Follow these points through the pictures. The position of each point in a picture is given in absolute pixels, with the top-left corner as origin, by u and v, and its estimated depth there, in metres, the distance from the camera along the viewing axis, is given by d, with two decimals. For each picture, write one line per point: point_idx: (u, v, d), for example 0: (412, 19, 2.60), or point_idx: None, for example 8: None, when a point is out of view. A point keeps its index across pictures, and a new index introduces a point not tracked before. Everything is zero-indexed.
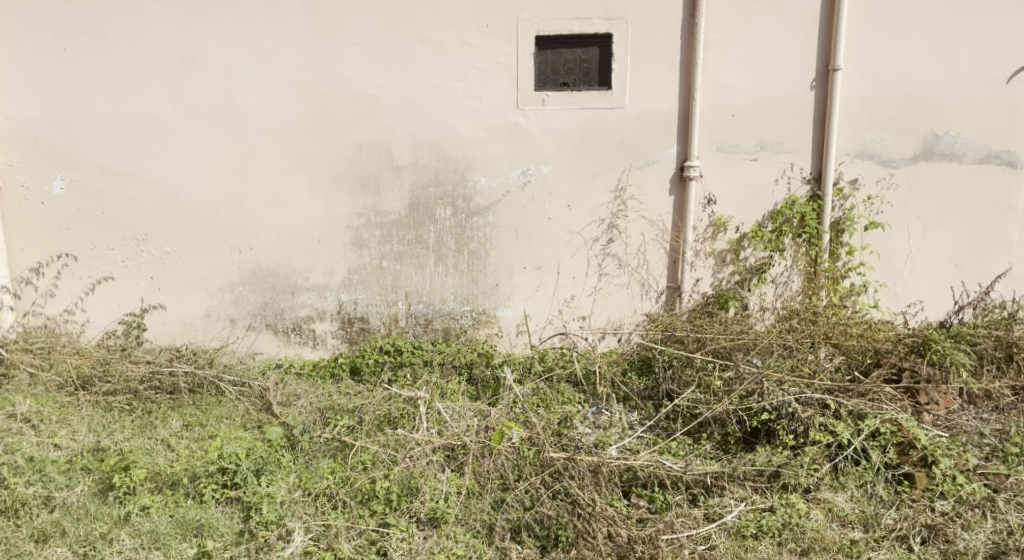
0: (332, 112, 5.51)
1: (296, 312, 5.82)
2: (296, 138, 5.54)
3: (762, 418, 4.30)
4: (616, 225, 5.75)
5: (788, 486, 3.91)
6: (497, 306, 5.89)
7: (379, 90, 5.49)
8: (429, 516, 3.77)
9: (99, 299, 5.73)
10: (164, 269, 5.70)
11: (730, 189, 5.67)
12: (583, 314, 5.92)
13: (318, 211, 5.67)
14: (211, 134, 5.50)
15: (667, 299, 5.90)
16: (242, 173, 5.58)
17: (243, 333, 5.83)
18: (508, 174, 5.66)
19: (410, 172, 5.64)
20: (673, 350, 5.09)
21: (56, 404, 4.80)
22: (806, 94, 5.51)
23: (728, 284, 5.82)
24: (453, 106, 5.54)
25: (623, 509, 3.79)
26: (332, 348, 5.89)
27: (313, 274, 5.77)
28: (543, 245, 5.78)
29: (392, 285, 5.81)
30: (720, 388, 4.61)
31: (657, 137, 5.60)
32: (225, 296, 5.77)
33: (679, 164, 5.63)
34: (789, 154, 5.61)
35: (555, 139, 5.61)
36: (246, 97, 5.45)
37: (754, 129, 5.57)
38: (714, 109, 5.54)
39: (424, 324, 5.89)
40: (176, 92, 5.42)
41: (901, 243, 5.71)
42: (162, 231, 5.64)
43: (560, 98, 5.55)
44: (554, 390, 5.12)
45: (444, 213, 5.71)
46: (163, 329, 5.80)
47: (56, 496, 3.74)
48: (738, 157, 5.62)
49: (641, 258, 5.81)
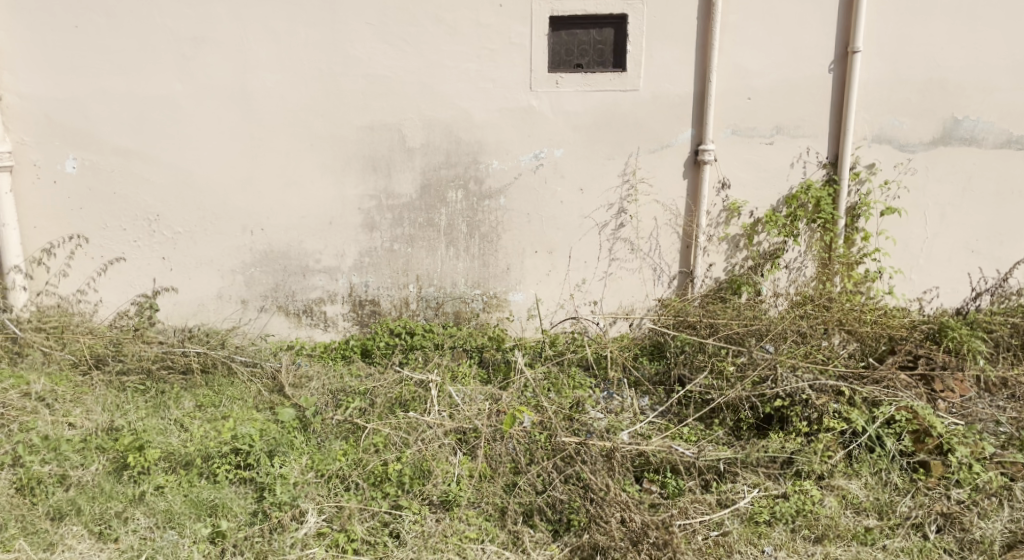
0: (344, 93, 5.47)
1: (308, 294, 5.82)
2: (308, 119, 5.51)
3: (775, 405, 4.28)
4: (629, 209, 5.70)
5: (801, 472, 3.90)
6: (507, 290, 5.87)
7: (391, 71, 5.45)
8: (441, 499, 3.78)
9: (112, 279, 5.73)
10: (175, 250, 5.70)
11: (745, 173, 5.61)
12: (594, 299, 5.89)
13: (330, 193, 5.65)
14: (223, 114, 5.47)
15: (679, 284, 5.86)
16: (254, 154, 5.56)
17: (254, 314, 5.84)
18: (521, 157, 5.62)
19: (422, 154, 5.60)
20: (686, 335, 5.06)
21: (70, 383, 4.80)
22: (823, 77, 5.43)
23: (741, 270, 5.77)
24: (466, 88, 5.49)
25: (635, 494, 3.77)
26: (344, 330, 5.89)
27: (324, 256, 5.76)
28: (555, 228, 5.75)
29: (403, 268, 5.80)
30: (732, 374, 4.58)
31: (672, 120, 5.54)
32: (237, 277, 5.77)
33: (693, 148, 5.58)
34: (805, 138, 5.54)
35: (569, 122, 5.56)
36: (258, 78, 5.42)
37: (771, 112, 5.50)
38: (730, 92, 5.47)
39: (435, 308, 5.88)
40: (187, 72, 5.38)
41: (917, 229, 5.65)
42: (173, 212, 5.63)
43: (574, 80, 5.49)
44: (566, 375, 5.13)
45: (456, 196, 5.68)
46: (175, 309, 5.81)
47: (72, 474, 3.75)
48: (753, 141, 5.56)
49: (653, 242, 5.77)
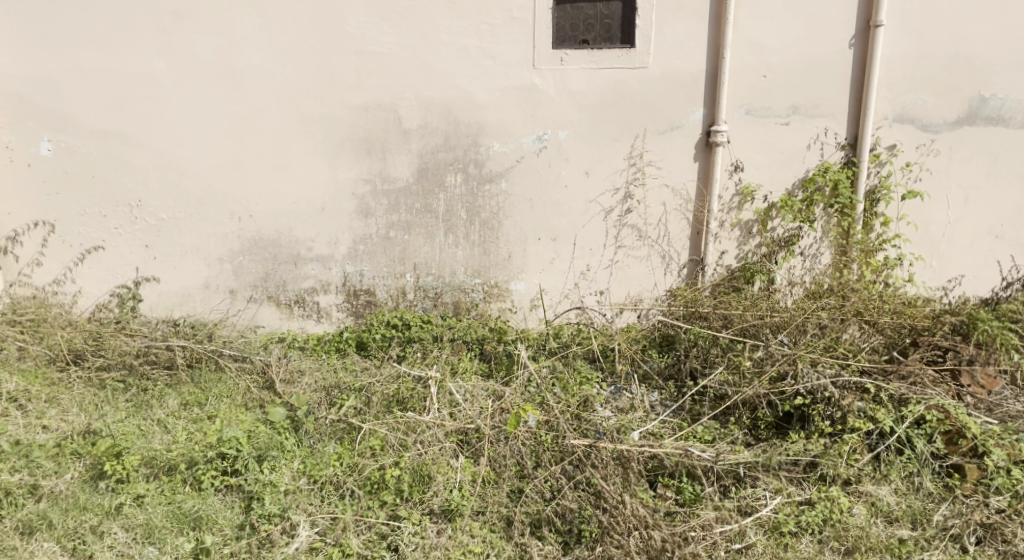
0: (335, 71, 5.16)
1: (299, 283, 5.54)
2: (298, 99, 5.20)
3: (795, 403, 4.05)
4: (637, 194, 5.43)
5: (826, 477, 3.65)
6: (509, 279, 5.60)
7: (385, 48, 5.13)
8: (443, 508, 3.53)
9: (91, 269, 5.42)
10: (159, 238, 5.39)
11: (759, 156, 5.34)
12: (600, 288, 5.64)
13: (321, 177, 5.36)
14: (207, 93, 5.16)
15: (689, 273, 5.61)
16: (241, 136, 5.25)
17: (243, 305, 5.56)
18: (523, 139, 5.33)
19: (418, 135, 5.30)
20: (699, 329, 4.83)
21: (46, 381, 4.49)
22: (844, 53, 5.13)
23: (754, 258, 5.51)
24: (465, 65, 5.18)
25: (650, 501, 3.55)
26: (337, 321, 5.63)
27: (317, 244, 5.48)
28: (559, 214, 5.47)
29: (400, 257, 5.53)
30: (749, 369, 4.34)
31: (683, 100, 5.25)
32: (225, 266, 5.48)
33: (705, 129, 5.29)
34: (823, 118, 5.26)
35: (574, 101, 5.26)
36: (245, 55, 5.10)
37: (787, 91, 5.21)
38: (744, 69, 5.18)
39: (433, 298, 5.62)
40: (168, 48, 5.06)
41: (940, 214, 5.38)
42: (156, 197, 5.32)
43: (579, 56, 5.18)
44: (571, 370, 4.91)
45: (454, 180, 5.39)
46: (160, 300, 5.51)
47: (44, 484, 3.47)
48: (768, 121, 5.27)
49: (663, 229, 5.50)
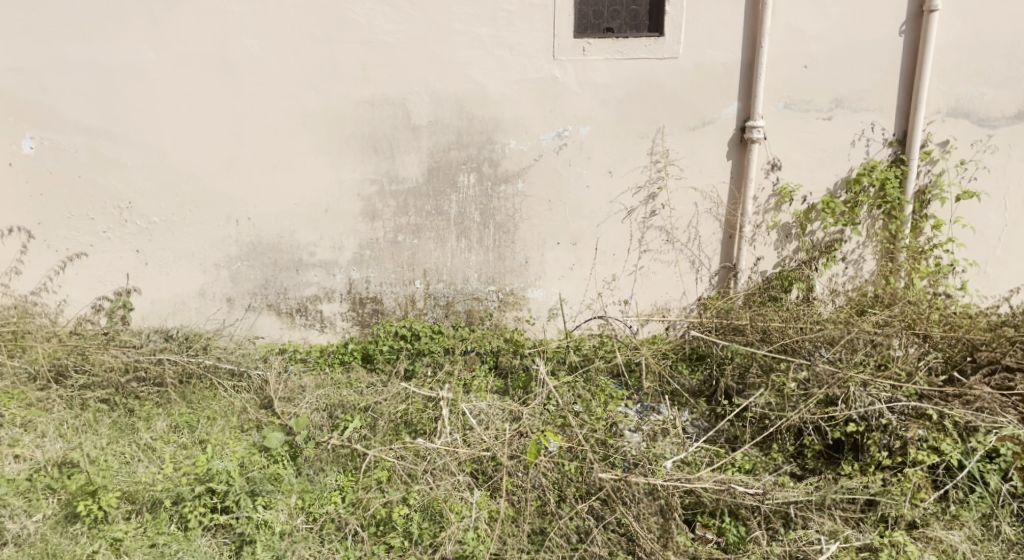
0: (340, 63, 4.77)
1: (301, 291, 5.17)
2: (299, 92, 4.81)
3: (847, 430, 3.68)
4: (664, 195, 5.02)
5: (888, 518, 3.30)
6: (526, 286, 5.21)
7: (393, 37, 4.74)
8: (456, 554, 3.19)
9: (78, 276, 5.05)
10: (150, 242, 5.02)
11: (798, 153, 4.93)
12: (623, 297, 5.24)
13: (324, 177, 4.98)
14: (202, 86, 4.77)
15: (720, 280, 5.20)
16: (238, 133, 4.87)
17: (241, 314, 5.18)
18: (542, 136, 4.92)
19: (429, 132, 4.91)
20: (738, 345, 4.40)
21: (23, 402, 4.09)
22: (893, 41, 4.70)
23: (791, 264, 5.09)
24: (479, 56, 4.78)
25: (687, 545, 3.25)
26: (342, 331, 5.25)
27: (320, 249, 5.10)
28: (580, 217, 5.07)
29: (409, 262, 5.15)
30: (794, 392, 3.93)
31: (716, 93, 4.83)
32: (222, 273, 5.10)
33: (740, 124, 4.88)
34: (869, 113, 4.84)
35: (597, 95, 4.85)
36: (241, 45, 4.71)
37: (829, 83, 4.79)
38: (783, 59, 4.76)
39: (444, 307, 5.23)
40: (159, 37, 4.68)
41: (996, 215, 4.95)
42: (148, 198, 4.94)
43: (603, 46, 4.77)
44: (595, 388, 4.54)
45: (468, 180, 5.00)
46: (152, 309, 5.14)
47: (9, 527, 3.12)
48: (809, 116, 4.86)
49: (692, 233, 5.09)
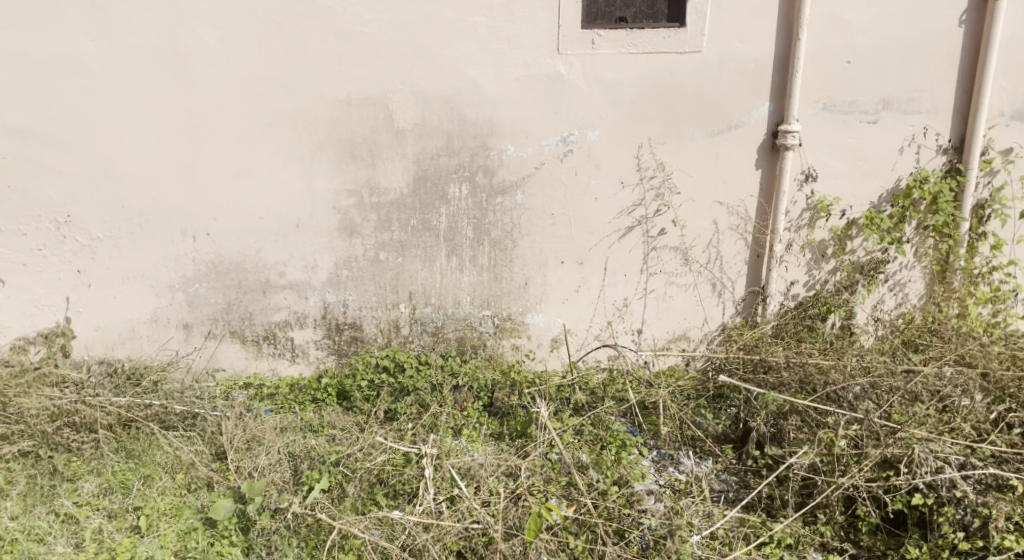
0: (311, 56, 4.12)
1: (269, 316, 4.53)
2: (264, 89, 4.17)
3: (912, 503, 3.08)
4: (672, 211, 4.39)
5: None
6: (525, 310, 4.57)
7: (372, 27, 4.09)
8: None
9: (10, 299, 4.42)
10: (95, 261, 4.38)
11: (838, 162, 4.29)
12: (637, 325, 4.61)
13: (294, 186, 4.34)
14: (150, 83, 4.13)
15: (747, 306, 4.57)
16: (194, 137, 4.23)
17: (200, 343, 4.55)
18: (545, 141, 4.28)
19: (415, 136, 4.27)
20: (774, 395, 3.70)
21: None
22: (950, 34, 4.07)
23: (828, 288, 4.47)
24: (473, 49, 4.13)
25: None
26: (316, 362, 4.62)
27: (290, 268, 4.46)
28: (588, 233, 4.43)
29: (392, 284, 4.51)
30: (846, 452, 3.29)
31: (744, 92, 4.20)
32: (177, 296, 4.46)
33: (772, 128, 4.24)
34: (921, 115, 4.20)
35: (608, 94, 4.21)
36: (196, 34, 4.07)
37: (876, 81, 4.15)
38: (824, 53, 4.12)
39: (432, 334, 4.60)
40: (99, 25, 4.03)
41: None
42: (90, 211, 4.30)
43: (615, 38, 4.13)
44: (604, 434, 3.91)
45: (459, 191, 4.36)
46: (98, 337, 4.51)
47: None
48: (852, 120, 4.22)
49: (714, 252, 4.46)
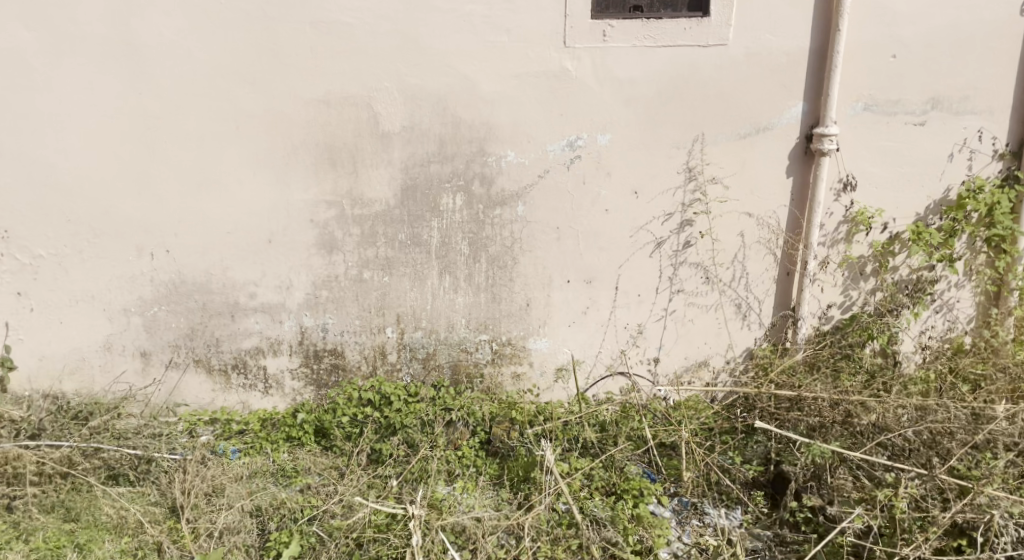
0: (283, 49, 3.61)
1: (238, 342, 4.02)
2: (229, 87, 3.65)
3: None
4: (692, 225, 3.89)
5: None
6: (526, 334, 4.06)
7: (352, 16, 3.58)
8: None
9: None
10: (38, 282, 3.87)
11: (880, 169, 3.80)
12: (651, 352, 4.11)
13: (265, 197, 3.82)
14: (98, 80, 3.61)
15: (775, 329, 4.07)
16: (149, 141, 3.71)
17: (161, 374, 4.03)
18: (550, 146, 3.78)
19: (402, 140, 3.76)
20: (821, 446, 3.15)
21: None
22: (1010, 24, 3.58)
23: (868, 310, 3.96)
24: (468, 42, 3.62)
25: None
26: (291, 394, 4.11)
27: (262, 289, 3.95)
28: (598, 248, 3.93)
29: (377, 307, 4.00)
30: (908, 515, 2.87)
31: (776, 91, 3.70)
32: (132, 321, 3.95)
33: (807, 131, 3.75)
34: (976, 117, 3.71)
35: (622, 93, 3.71)
36: (150, 24, 3.55)
37: (925, 79, 3.66)
38: (867, 47, 3.62)
39: (422, 361, 4.09)
40: (38, 12, 3.51)
41: None
42: (31, 225, 3.78)
43: (630, 30, 3.63)
44: (617, 479, 3.41)
45: (453, 202, 3.85)
46: (43, 366, 4.00)
47: None
48: (897, 122, 3.73)
49: (740, 269, 3.96)
